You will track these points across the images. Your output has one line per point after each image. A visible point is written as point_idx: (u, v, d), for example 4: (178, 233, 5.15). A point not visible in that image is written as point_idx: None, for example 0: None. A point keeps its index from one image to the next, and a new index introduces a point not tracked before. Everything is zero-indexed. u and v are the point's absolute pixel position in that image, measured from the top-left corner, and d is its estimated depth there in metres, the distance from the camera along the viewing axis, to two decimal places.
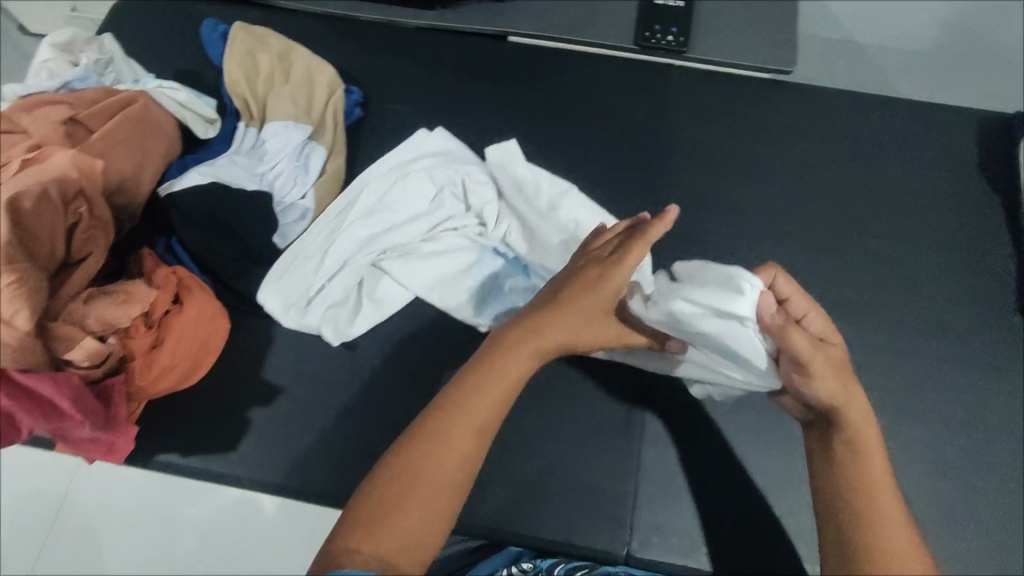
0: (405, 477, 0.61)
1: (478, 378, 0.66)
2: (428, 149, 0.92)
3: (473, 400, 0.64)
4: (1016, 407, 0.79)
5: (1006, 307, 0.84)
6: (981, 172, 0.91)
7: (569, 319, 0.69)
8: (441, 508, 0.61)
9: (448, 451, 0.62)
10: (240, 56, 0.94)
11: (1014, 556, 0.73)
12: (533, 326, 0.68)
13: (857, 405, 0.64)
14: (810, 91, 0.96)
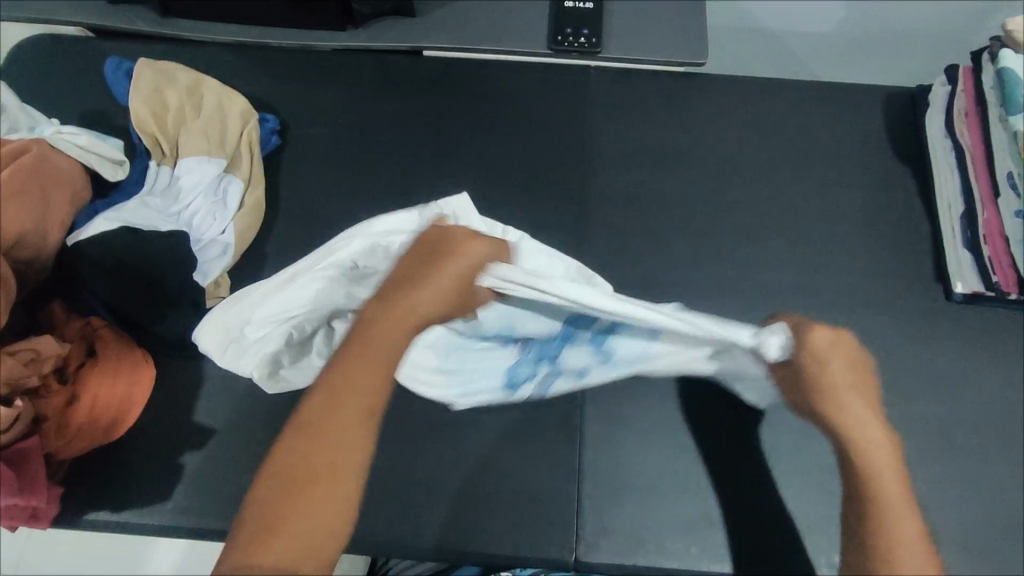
0: (294, 487, 0.59)
1: (349, 371, 0.65)
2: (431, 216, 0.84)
3: (343, 386, 0.64)
4: (917, 362, 0.87)
5: (902, 269, 0.92)
6: (870, 146, 0.99)
7: (428, 301, 0.68)
8: (335, 512, 0.60)
9: (332, 454, 0.61)
10: (146, 93, 0.94)
11: (922, 499, 0.81)
12: (393, 312, 0.67)
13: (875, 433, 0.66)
14: (711, 88, 1.03)
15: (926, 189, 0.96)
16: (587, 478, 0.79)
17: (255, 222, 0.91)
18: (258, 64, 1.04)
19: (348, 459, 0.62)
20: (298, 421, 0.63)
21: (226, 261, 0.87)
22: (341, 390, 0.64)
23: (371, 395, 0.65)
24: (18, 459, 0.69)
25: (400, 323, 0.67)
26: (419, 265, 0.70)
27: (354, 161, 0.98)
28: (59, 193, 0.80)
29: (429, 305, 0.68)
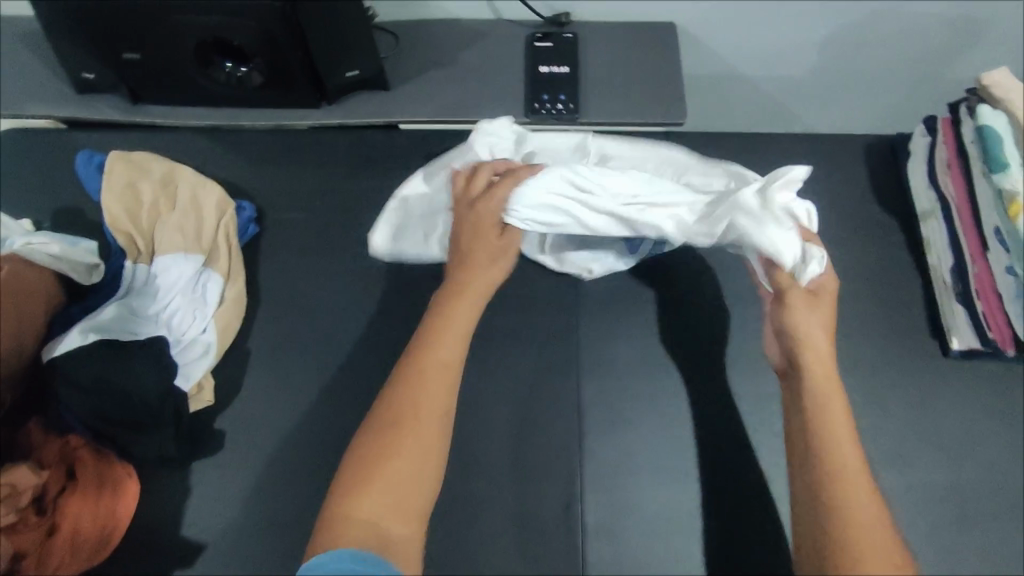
0: (378, 447, 0.65)
1: (435, 323, 0.74)
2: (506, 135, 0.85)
3: (438, 344, 0.72)
4: (918, 424, 0.86)
5: (897, 327, 0.91)
6: (854, 198, 0.99)
7: (488, 270, 0.78)
8: (425, 464, 0.66)
9: (420, 413, 0.68)
10: (119, 191, 0.92)
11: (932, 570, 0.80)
12: (465, 267, 0.78)
13: (825, 380, 0.69)
14: (692, 149, 1.03)
15: (914, 242, 0.96)
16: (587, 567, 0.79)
17: (235, 318, 0.88)
18: (233, 148, 1.03)
19: (437, 408, 0.69)
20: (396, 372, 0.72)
21: (207, 363, 0.84)
22: (429, 341, 0.73)
23: (455, 342, 0.73)
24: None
25: (473, 272, 0.78)
26: (463, 197, 0.81)
27: (335, 244, 0.96)
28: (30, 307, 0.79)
29: (488, 247, 0.79)
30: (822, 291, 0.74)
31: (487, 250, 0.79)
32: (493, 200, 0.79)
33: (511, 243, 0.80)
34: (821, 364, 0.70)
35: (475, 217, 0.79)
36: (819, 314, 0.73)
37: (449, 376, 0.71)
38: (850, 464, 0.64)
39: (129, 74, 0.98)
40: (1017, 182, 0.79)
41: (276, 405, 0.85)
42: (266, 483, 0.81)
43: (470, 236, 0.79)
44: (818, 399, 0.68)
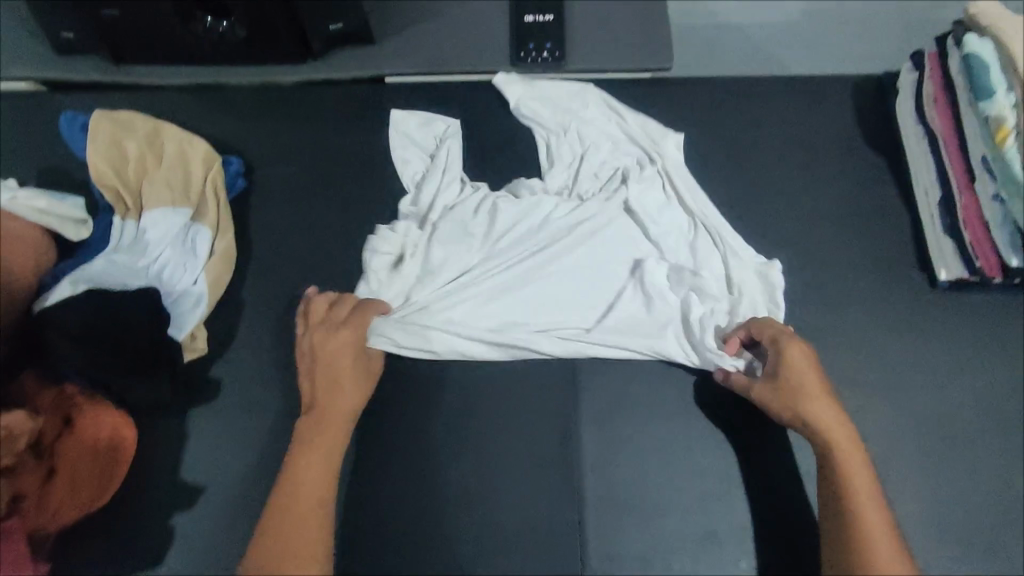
0: (281, 530, 0.70)
1: (304, 433, 0.76)
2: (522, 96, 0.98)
3: (300, 488, 0.72)
4: (913, 355, 0.86)
5: (887, 261, 0.91)
6: (845, 136, 0.98)
7: (343, 398, 0.77)
8: (315, 541, 0.70)
9: (290, 560, 0.69)
10: (103, 146, 0.91)
11: (924, 495, 0.81)
12: (322, 397, 0.77)
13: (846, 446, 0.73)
14: (683, 90, 1.01)
15: (902, 180, 0.95)
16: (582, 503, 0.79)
17: (227, 269, 0.89)
18: (217, 105, 1.02)
19: (309, 556, 0.69)
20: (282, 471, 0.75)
21: (200, 313, 0.85)
22: (319, 418, 0.76)
23: (334, 444, 0.75)
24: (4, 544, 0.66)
25: (342, 393, 0.77)
26: (313, 333, 0.79)
27: (323, 198, 0.96)
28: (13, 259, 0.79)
29: (342, 382, 0.78)
30: (802, 365, 0.76)
31: (349, 377, 0.78)
32: (332, 340, 0.79)
33: (373, 367, 0.81)
34: (825, 430, 0.74)
35: (325, 358, 0.78)
36: (810, 399, 0.75)
37: (317, 519, 0.72)
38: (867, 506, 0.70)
39: (109, 31, 0.97)
40: (1004, 108, 0.80)
41: (270, 354, 0.86)
42: (263, 429, 0.82)
43: (319, 373, 0.78)
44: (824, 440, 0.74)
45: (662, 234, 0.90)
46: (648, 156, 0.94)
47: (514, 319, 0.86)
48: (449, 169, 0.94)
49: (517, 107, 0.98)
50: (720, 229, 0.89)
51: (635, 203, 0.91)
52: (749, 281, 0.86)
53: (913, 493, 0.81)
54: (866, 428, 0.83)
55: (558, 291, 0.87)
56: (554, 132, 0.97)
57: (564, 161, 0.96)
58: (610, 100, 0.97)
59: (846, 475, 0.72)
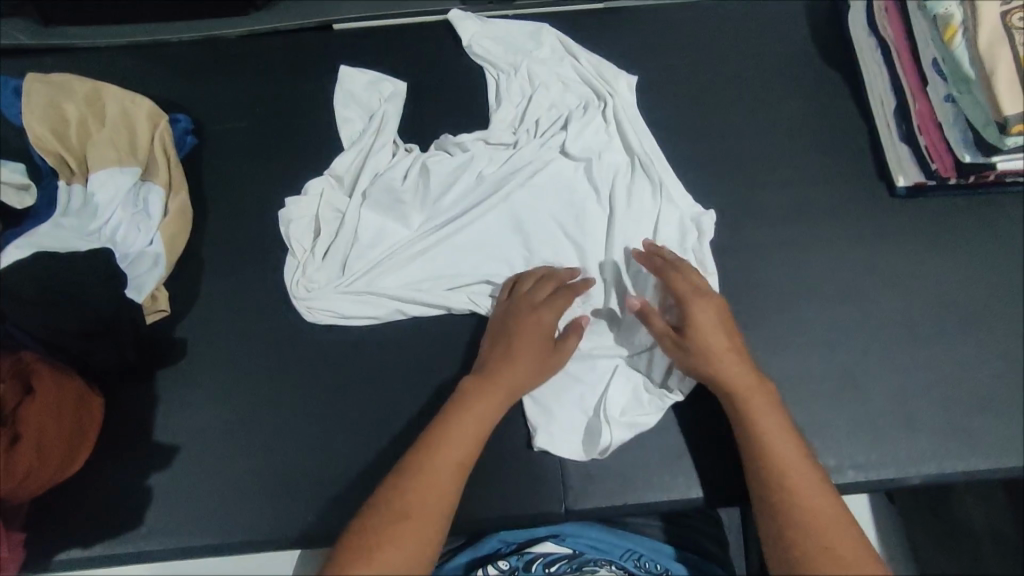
0: (419, 469, 0.64)
1: (468, 395, 0.69)
2: (475, 31, 0.95)
3: (456, 433, 0.67)
4: (879, 262, 0.87)
5: (850, 173, 0.91)
6: (802, 53, 0.98)
7: (521, 369, 0.72)
8: (441, 495, 0.63)
9: (418, 508, 0.61)
10: (41, 110, 0.87)
11: (903, 395, 0.81)
12: (496, 365, 0.72)
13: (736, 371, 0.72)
14: (638, 16, 0.99)
15: (856, 91, 0.95)
16: (556, 437, 0.76)
17: (183, 228, 0.86)
18: (159, 63, 0.98)
19: (442, 506, 0.62)
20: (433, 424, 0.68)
21: (158, 274, 0.82)
22: (488, 382, 0.70)
23: (487, 412, 0.69)
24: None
25: (513, 367, 0.71)
26: (521, 303, 0.76)
27: (275, 150, 0.93)
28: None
29: (523, 348, 0.73)
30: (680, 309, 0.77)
31: (531, 356, 0.73)
32: (529, 317, 0.75)
33: (555, 363, 0.75)
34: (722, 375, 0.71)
35: (520, 328, 0.74)
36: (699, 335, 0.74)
37: (458, 475, 0.65)
38: (806, 481, 0.64)
39: None
40: (950, 5, 0.80)
41: (237, 309, 0.84)
42: (235, 384, 0.80)
43: (506, 341, 0.73)
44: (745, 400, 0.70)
45: (607, 179, 0.86)
46: (599, 97, 0.91)
47: (450, 273, 0.83)
48: (386, 127, 0.90)
49: (469, 44, 0.95)
50: (664, 170, 0.86)
51: (579, 148, 0.88)
52: (690, 227, 0.83)
53: (891, 394, 0.81)
54: (837, 334, 0.83)
55: (499, 240, 0.84)
56: (505, 72, 0.93)
57: (512, 102, 0.92)
58: (565, 41, 0.94)
59: (762, 430, 0.68)
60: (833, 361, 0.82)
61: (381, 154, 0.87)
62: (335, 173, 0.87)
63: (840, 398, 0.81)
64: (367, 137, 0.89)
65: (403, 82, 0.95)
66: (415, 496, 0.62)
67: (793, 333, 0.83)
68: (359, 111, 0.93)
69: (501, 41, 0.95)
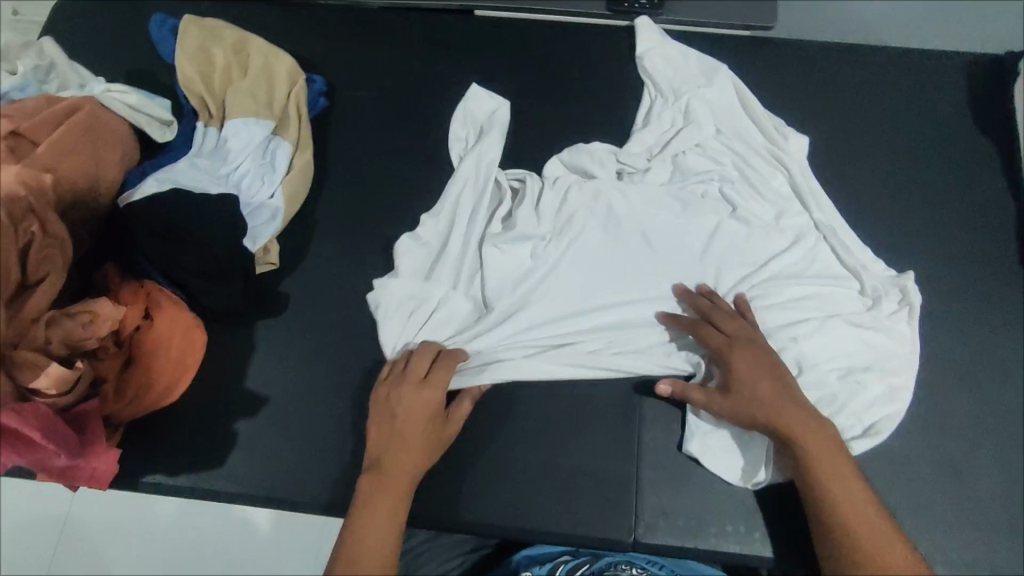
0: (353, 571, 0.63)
1: (367, 497, 0.68)
2: (642, 46, 0.94)
3: (369, 533, 0.66)
4: (1004, 351, 0.82)
5: (989, 252, 0.86)
6: (956, 115, 0.92)
7: (407, 458, 0.70)
8: None
9: None
10: (192, 52, 0.91)
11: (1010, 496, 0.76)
12: (388, 455, 0.70)
13: (792, 416, 0.69)
14: (786, 48, 0.96)
15: (1009, 165, 0.90)
16: (709, 449, 0.75)
17: (302, 186, 0.88)
18: (303, 22, 1.00)
19: None
20: (348, 518, 0.67)
21: (274, 227, 0.85)
22: (383, 481, 0.68)
23: (392, 506, 0.68)
24: (49, 425, 0.64)
25: (404, 456, 0.70)
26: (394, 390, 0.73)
27: (402, 125, 0.94)
28: (65, 137, 0.72)
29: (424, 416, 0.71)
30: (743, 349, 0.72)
31: (416, 443, 0.71)
32: (411, 401, 0.72)
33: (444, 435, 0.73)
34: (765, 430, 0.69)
35: (402, 418, 0.71)
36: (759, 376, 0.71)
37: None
38: (868, 522, 0.65)
39: None
40: None
41: (343, 276, 0.86)
42: (330, 348, 0.82)
43: (392, 435, 0.71)
44: (799, 440, 0.68)
45: (781, 241, 0.83)
46: (764, 152, 0.87)
47: (571, 299, 0.82)
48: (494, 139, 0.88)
49: (640, 57, 0.93)
50: (846, 241, 0.83)
51: (755, 204, 0.85)
52: (892, 304, 0.80)
53: (996, 491, 0.76)
54: (948, 418, 0.79)
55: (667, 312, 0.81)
56: (664, 97, 0.91)
57: (659, 127, 0.90)
58: (738, 89, 0.90)
59: (818, 469, 0.67)
60: (938, 447, 0.78)
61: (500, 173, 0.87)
62: (453, 211, 0.85)
63: (941, 490, 0.76)
64: (484, 168, 0.87)
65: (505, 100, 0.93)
66: None
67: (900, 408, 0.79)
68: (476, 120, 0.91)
69: (662, 60, 0.93)
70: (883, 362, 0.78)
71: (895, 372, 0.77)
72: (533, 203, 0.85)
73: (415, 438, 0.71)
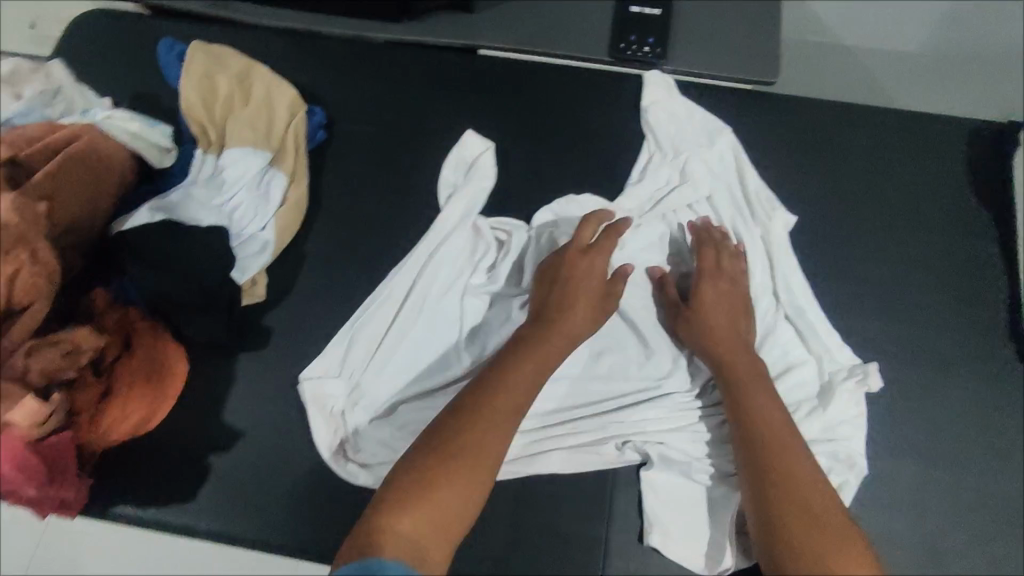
0: (448, 438, 0.64)
1: (497, 375, 0.70)
2: (653, 100, 0.94)
3: (476, 414, 0.66)
4: (982, 429, 0.81)
5: (977, 326, 0.85)
6: (955, 183, 0.91)
7: (573, 319, 0.76)
8: (480, 470, 0.62)
9: (444, 485, 0.60)
10: (196, 80, 0.92)
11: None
12: (557, 311, 0.76)
13: (743, 360, 0.75)
14: (791, 104, 0.96)
15: (1005, 234, 0.89)
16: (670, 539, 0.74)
17: (294, 219, 0.89)
18: (308, 52, 1.01)
19: (469, 489, 0.61)
20: (456, 400, 0.68)
21: (263, 260, 0.86)
22: (485, 399, 0.67)
23: (526, 378, 0.70)
24: (21, 459, 0.64)
25: (573, 314, 0.76)
26: (570, 248, 0.80)
27: (398, 163, 0.94)
28: (62, 165, 0.73)
29: (571, 318, 0.76)
30: (710, 290, 0.80)
31: (585, 309, 0.77)
32: (588, 261, 0.79)
33: (608, 303, 0.79)
34: (714, 345, 0.77)
35: (572, 274, 0.79)
36: (714, 316, 0.78)
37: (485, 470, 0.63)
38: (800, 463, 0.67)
39: None
40: None
41: (328, 312, 0.86)
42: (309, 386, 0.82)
43: (568, 286, 0.78)
44: (726, 362, 0.76)
45: None
46: (747, 223, 0.87)
47: None
48: (472, 192, 0.89)
49: (646, 108, 0.93)
50: (815, 324, 0.82)
51: None
52: (851, 387, 0.79)
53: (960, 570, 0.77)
54: (921, 495, 0.79)
55: (635, 381, 0.80)
56: (664, 153, 0.91)
57: (654, 182, 0.89)
58: (738, 154, 0.90)
59: (755, 405, 0.72)
60: (908, 523, 0.78)
61: (481, 227, 0.87)
62: (425, 261, 0.85)
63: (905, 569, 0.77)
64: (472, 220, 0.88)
65: (492, 142, 0.94)
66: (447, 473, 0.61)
67: (875, 483, 0.79)
68: (465, 166, 0.91)
69: (668, 116, 0.93)
70: (837, 442, 0.77)
71: (852, 446, 0.77)
72: (518, 259, 0.87)
73: (585, 301, 0.77)
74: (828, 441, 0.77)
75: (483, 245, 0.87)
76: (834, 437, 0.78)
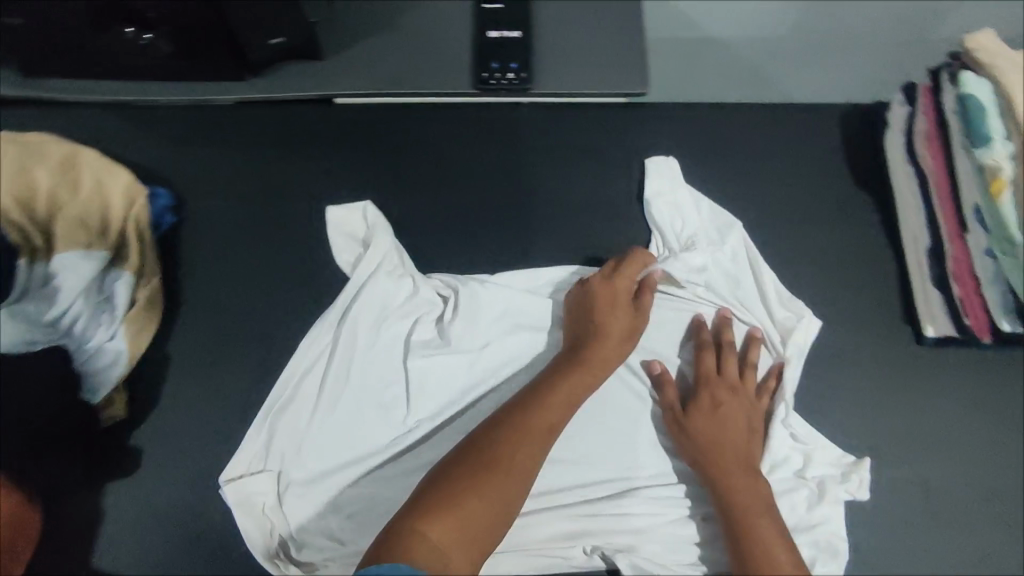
0: (495, 451, 0.67)
1: (540, 388, 0.73)
2: (662, 189, 0.88)
3: (518, 432, 0.69)
4: (890, 420, 0.81)
5: (871, 317, 0.85)
6: (832, 175, 0.91)
7: (609, 337, 0.77)
8: (514, 487, 0.65)
9: (483, 493, 0.63)
10: (10, 176, 0.82)
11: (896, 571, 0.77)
12: (589, 332, 0.77)
13: (746, 495, 0.72)
14: (665, 115, 0.93)
15: (886, 216, 0.90)
16: None
17: (149, 321, 0.79)
18: (144, 128, 0.91)
19: (503, 505, 0.64)
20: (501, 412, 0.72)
21: (118, 374, 0.76)
22: (525, 418, 0.70)
23: (567, 391, 0.73)
24: None
25: (608, 331, 0.77)
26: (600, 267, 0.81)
27: (259, 239, 0.86)
28: None
29: (608, 341, 0.76)
30: (711, 425, 0.75)
31: (621, 332, 0.77)
32: (614, 287, 0.79)
33: (639, 324, 0.78)
34: (716, 463, 0.74)
35: (601, 292, 0.78)
36: (722, 440, 0.75)
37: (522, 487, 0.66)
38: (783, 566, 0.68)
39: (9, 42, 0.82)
40: (1000, 157, 0.73)
41: (201, 419, 0.78)
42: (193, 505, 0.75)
43: (595, 304, 0.78)
44: (728, 488, 0.73)
45: None
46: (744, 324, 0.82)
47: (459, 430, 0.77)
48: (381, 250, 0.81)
49: (649, 199, 0.87)
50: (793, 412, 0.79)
51: None
52: (839, 493, 0.76)
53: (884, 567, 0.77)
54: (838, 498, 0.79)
55: (604, 471, 0.77)
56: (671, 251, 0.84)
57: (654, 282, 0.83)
58: (751, 253, 0.84)
59: (746, 520, 0.71)
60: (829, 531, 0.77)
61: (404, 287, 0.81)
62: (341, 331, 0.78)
63: None
64: (410, 277, 0.81)
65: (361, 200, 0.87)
66: (485, 478, 0.64)
67: None
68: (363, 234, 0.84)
69: (677, 207, 0.87)
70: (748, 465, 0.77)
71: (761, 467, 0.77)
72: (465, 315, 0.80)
73: (616, 323, 0.77)
74: (809, 528, 0.75)
75: (420, 302, 0.80)
76: (814, 525, 0.76)
